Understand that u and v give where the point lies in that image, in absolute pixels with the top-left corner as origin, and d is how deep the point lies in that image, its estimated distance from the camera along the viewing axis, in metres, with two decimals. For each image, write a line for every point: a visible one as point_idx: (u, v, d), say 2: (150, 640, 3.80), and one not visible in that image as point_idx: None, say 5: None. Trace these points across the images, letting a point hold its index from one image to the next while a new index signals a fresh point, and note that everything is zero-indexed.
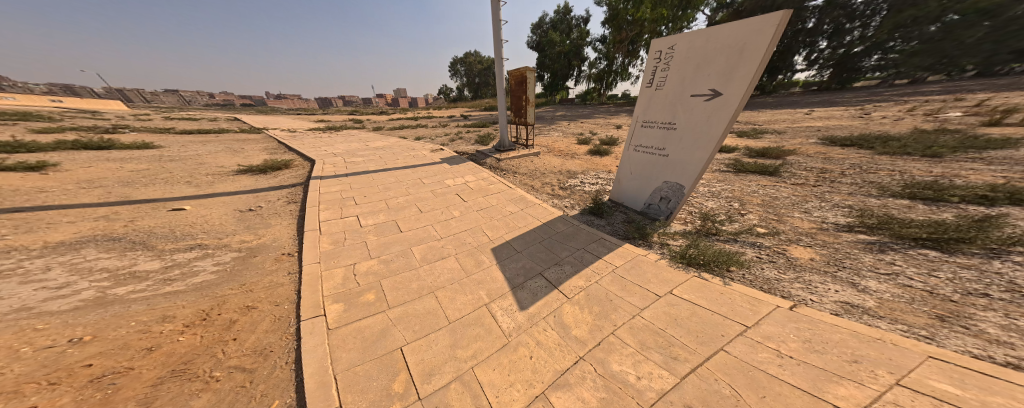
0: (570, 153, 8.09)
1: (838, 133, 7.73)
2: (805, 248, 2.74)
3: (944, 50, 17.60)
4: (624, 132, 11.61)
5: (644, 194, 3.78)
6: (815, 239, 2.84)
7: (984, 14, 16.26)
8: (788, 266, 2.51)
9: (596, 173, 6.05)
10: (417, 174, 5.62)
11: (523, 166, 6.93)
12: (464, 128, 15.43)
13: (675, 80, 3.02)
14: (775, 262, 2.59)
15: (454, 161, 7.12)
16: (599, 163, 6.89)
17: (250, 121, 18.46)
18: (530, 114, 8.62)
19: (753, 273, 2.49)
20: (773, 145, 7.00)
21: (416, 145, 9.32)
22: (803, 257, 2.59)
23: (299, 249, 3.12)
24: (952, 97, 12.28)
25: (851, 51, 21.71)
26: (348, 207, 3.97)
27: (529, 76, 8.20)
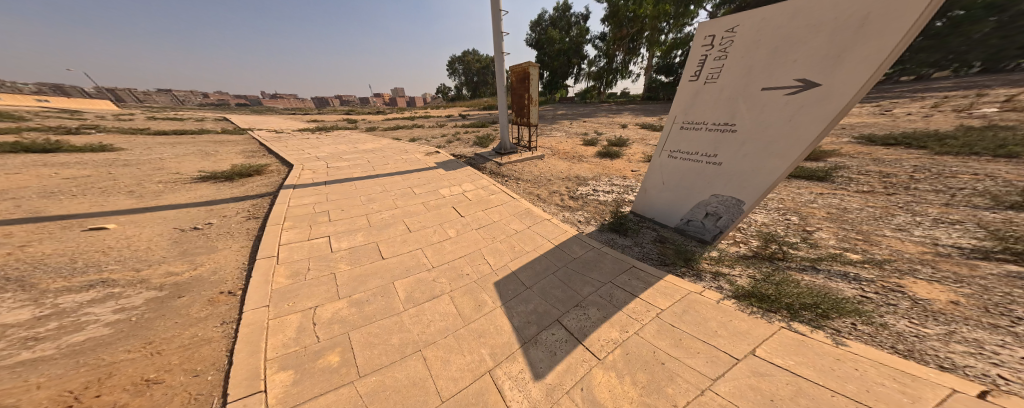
0: (577, 156, 7.41)
1: (869, 131, 7.08)
2: (930, 284, 2.08)
3: (950, 47, 17.19)
4: (631, 131, 10.95)
5: (682, 209, 3.13)
6: (940, 270, 2.17)
7: (993, 8, 15.84)
8: (922, 314, 1.84)
9: (610, 178, 5.35)
10: (407, 182, 4.91)
11: (527, 171, 6.23)
12: (460, 128, 14.68)
13: (736, 69, 2.36)
14: (898, 306, 1.93)
15: (450, 166, 6.41)
16: (610, 166, 6.19)
17: (238, 121, 17.72)
18: (534, 114, 7.92)
19: (872, 325, 1.83)
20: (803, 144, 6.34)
21: (408, 147, 8.56)
22: (938, 299, 1.92)
23: (245, 286, 2.32)
24: (971, 93, 11.71)
25: None
26: (318, 225, 3.26)
27: (533, 72, 7.50)
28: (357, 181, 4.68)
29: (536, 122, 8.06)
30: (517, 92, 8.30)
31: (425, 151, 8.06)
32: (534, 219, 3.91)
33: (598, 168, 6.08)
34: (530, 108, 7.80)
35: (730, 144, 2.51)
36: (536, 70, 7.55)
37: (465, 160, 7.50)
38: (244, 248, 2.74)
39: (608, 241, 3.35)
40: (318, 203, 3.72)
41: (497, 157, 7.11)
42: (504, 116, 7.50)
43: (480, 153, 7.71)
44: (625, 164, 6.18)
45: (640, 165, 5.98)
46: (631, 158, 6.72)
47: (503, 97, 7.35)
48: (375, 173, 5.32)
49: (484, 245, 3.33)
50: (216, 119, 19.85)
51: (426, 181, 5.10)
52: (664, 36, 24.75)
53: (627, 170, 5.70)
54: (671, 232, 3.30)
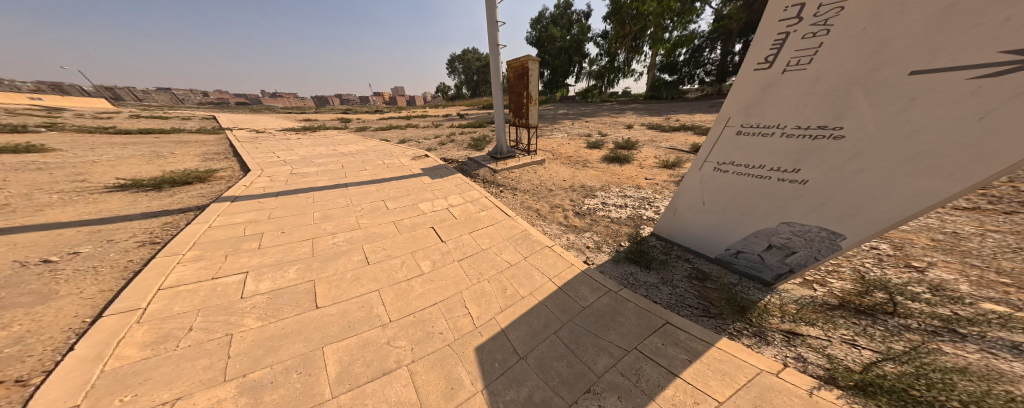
0: (580, 160, 6.62)
1: None
2: None
3: None
4: (638, 132, 10.13)
5: (730, 238, 2.39)
6: None
7: None
8: None
9: (621, 189, 4.54)
10: (379, 194, 4.12)
11: (523, 179, 5.44)
12: (455, 129, 13.92)
13: (845, 50, 1.57)
14: None
15: (437, 172, 5.64)
16: (618, 172, 5.39)
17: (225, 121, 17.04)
18: (533, 114, 7.14)
19: None
20: None
21: (394, 150, 7.80)
22: None
23: (60, 364, 1.47)
24: None
25: None
26: (240, 257, 2.45)
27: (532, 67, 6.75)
28: (317, 192, 3.90)
29: (536, 123, 7.28)
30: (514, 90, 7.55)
31: (412, 154, 7.28)
32: (530, 244, 3.12)
33: (604, 176, 5.28)
34: (530, 107, 7.03)
35: (821, 158, 1.77)
36: (536, 65, 6.80)
37: (456, 166, 6.73)
38: (104, 294, 1.92)
39: (627, 278, 2.57)
40: (254, 223, 2.93)
41: (491, 162, 6.33)
42: (500, 115, 6.70)
43: (472, 158, 6.95)
44: (636, 170, 5.37)
45: (654, 171, 5.18)
46: (642, 162, 5.90)
47: (499, 94, 6.56)
48: (344, 181, 4.54)
49: (462, 283, 2.54)
50: (206, 118, 19.20)
51: (402, 192, 4.31)
52: (668, 34, 23.96)
53: (639, 178, 4.91)
54: (712, 265, 2.56)
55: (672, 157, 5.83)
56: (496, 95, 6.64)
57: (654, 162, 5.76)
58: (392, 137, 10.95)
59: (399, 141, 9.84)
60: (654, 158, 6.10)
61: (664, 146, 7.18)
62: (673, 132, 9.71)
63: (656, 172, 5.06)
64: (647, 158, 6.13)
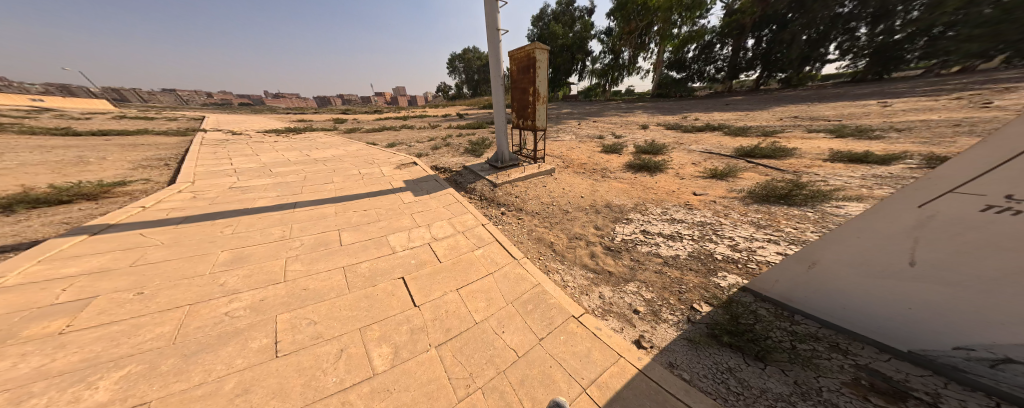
0: (598, 168, 5.50)
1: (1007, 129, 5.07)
2: None
3: None
4: (656, 133, 9.02)
5: (982, 338, 1.21)
6: None
7: None
8: None
9: (665, 210, 3.47)
10: (338, 220, 3.07)
11: (530, 195, 4.37)
12: (453, 131, 12.83)
13: None
14: None
15: (423, 186, 4.59)
16: (650, 186, 4.29)
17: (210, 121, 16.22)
18: (540, 114, 6.00)
19: None
20: (937, 147, 4.31)
21: (379, 155, 6.76)
22: None
23: None
24: None
25: (892, 39, 19.20)
26: (7, 357, 1.36)
27: (539, 57, 5.58)
28: (244, 217, 2.85)
29: (544, 125, 6.15)
30: (518, 86, 6.40)
31: (397, 160, 6.25)
32: (546, 312, 2.13)
33: (633, 191, 4.18)
34: (537, 106, 5.89)
35: None
36: (544, 55, 5.64)
37: (449, 176, 5.69)
38: None
39: (727, 382, 1.55)
40: (96, 276, 1.91)
41: (490, 173, 5.28)
42: (501, 115, 5.57)
43: (468, 165, 5.89)
44: (673, 183, 4.26)
45: (697, 185, 4.06)
46: (676, 171, 4.77)
47: (500, 90, 5.42)
48: (297, 199, 3.50)
49: (438, 393, 1.53)
50: (192, 118, 18.44)
51: (371, 218, 3.27)
52: (677, 30, 22.58)
53: (682, 195, 3.82)
54: (907, 366, 1.46)
55: (714, 165, 4.67)
56: (495, 92, 5.49)
57: (692, 172, 4.63)
58: (382, 140, 9.91)
59: (388, 144, 8.83)
60: (691, 165, 4.96)
61: (697, 150, 5.99)
62: (698, 132, 8.49)
63: (700, 187, 3.95)
64: (681, 166, 4.98)
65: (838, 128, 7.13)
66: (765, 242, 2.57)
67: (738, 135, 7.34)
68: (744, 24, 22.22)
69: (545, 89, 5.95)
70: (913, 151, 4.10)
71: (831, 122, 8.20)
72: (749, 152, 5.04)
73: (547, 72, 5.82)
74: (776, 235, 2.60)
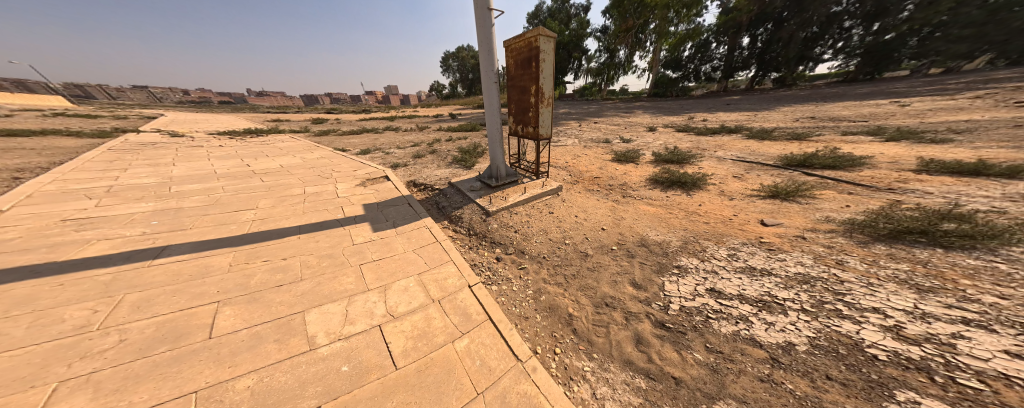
0: (614, 184, 4.44)
1: None
2: None
3: (987, 35, 15.40)
4: (668, 136, 8.10)
5: None
6: None
7: None
8: None
9: (736, 256, 2.44)
10: (234, 298, 1.95)
11: (534, 232, 3.29)
12: (440, 134, 11.54)
13: None
14: None
15: (389, 214, 3.43)
16: (693, 212, 3.23)
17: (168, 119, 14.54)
18: (544, 119, 4.85)
19: None
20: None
21: (341, 164, 5.48)
22: None
23: None
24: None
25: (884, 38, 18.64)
26: None
27: (543, 47, 4.44)
28: (25, 304, 1.64)
29: (547, 133, 5.02)
30: (516, 84, 5.26)
31: (362, 172, 5.01)
32: None
33: (673, 222, 3.11)
34: (540, 109, 4.74)
35: None
36: (549, 44, 4.50)
37: (429, 196, 4.54)
38: None
39: None
40: None
41: (480, 195, 4.17)
42: (495, 122, 4.38)
43: (453, 181, 4.74)
44: (725, 208, 3.21)
45: (756, 209, 3.04)
46: (716, 189, 3.75)
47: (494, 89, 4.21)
48: (165, 250, 2.28)
49: None
50: (150, 117, 16.62)
51: (293, 285, 2.15)
52: (675, 27, 21.71)
53: (747, 226, 2.77)
54: None
55: (766, 180, 3.67)
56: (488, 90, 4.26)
57: (740, 190, 3.60)
58: (356, 145, 8.58)
59: (363, 150, 7.59)
60: (733, 179, 3.93)
61: (730, 159, 4.99)
62: (716, 137, 7.55)
63: (763, 213, 2.92)
64: (722, 181, 3.94)
65: (874, 130, 6.35)
66: (961, 325, 1.45)
67: (765, 140, 6.43)
68: (740, 22, 21.62)
69: (550, 88, 4.84)
70: (1017, 160, 3.24)
71: (856, 124, 7.49)
72: (802, 163, 4.06)
73: (551, 66, 4.70)
74: (974, 311, 1.49)
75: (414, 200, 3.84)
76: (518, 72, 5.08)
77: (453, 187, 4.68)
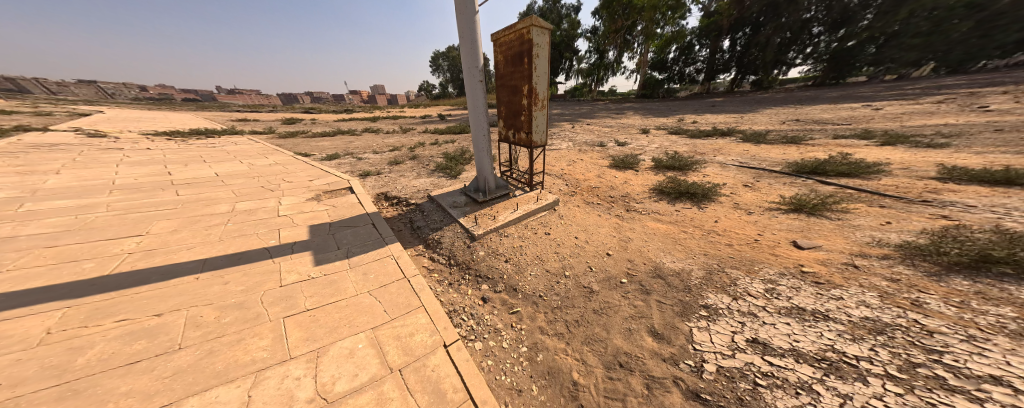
0: (615, 197, 4.05)
1: None
2: None
3: (934, 45, 16.73)
4: (662, 139, 7.88)
5: None
6: None
7: (973, 7, 15.46)
8: None
9: (778, 291, 1.97)
10: (31, 397, 1.21)
11: (529, 263, 2.84)
12: (425, 136, 10.76)
13: None
14: None
15: (348, 243, 2.81)
16: (708, 233, 2.85)
17: (118, 117, 13.09)
18: (538, 124, 4.28)
19: None
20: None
21: (297, 172, 4.68)
22: None
23: None
24: (1013, 92, 10.24)
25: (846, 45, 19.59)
26: None
27: (537, 40, 3.84)
28: None
29: (541, 140, 4.46)
30: (506, 83, 4.67)
31: (322, 183, 4.26)
32: None
33: (691, 247, 2.70)
34: (533, 112, 4.17)
35: None
36: (543, 37, 3.90)
37: (402, 212, 3.89)
38: None
39: None
40: None
41: (465, 214, 3.64)
42: (481, 126, 3.76)
43: (433, 194, 4.13)
44: (746, 227, 2.80)
45: (781, 227, 2.64)
46: (728, 201, 3.40)
47: (480, 88, 3.60)
48: None
49: None
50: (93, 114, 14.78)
51: (158, 360, 1.45)
52: (660, 29, 21.92)
53: (780, 249, 2.34)
54: None
55: (783, 191, 3.32)
56: (472, 89, 3.64)
57: (756, 202, 3.24)
58: (326, 148, 7.68)
59: (335, 154, 6.81)
60: (745, 189, 3.60)
61: (734, 167, 4.70)
62: (711, 141, 7.38)
63: (791, 232, 2.52)
64: (733, 192, 3.58)
65: (864, 133, 6.34)
66: None
67: (761, 144, 6.29)
68: (722, 26, 22.14)
69: (544, 88, 4.26)
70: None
71: (841, 128, 7.56)
72: (814, 170, 3.77)
73: (546, 63, 4.11)
74: None
75: (381, 222, 3.24)
76: (508, 71, 4.50)
77: (433, 201, 4.08)
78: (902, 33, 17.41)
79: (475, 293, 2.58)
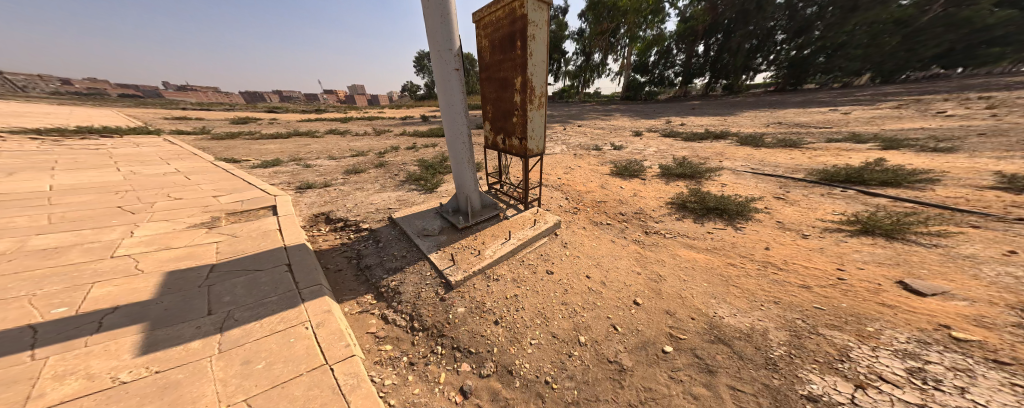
0: (627, 223, 3.44)
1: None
2: None
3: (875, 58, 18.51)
4: (657, 144, 7.53)
5: None
6: None
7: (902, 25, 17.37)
8: None
9: (932, 379, 1.25)
10: None
11: (531, 328, 2.04)
12: (399, 138, 9.57)
13: None
14: None
15: (234, 304, 1.75)
16: (763, 267, 2.32)
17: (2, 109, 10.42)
18: (533, 127, 3.45)
19: None
20: None
21: (201, 185, 3.36)
22: None
23: None
24: (952, 99, 11.32)
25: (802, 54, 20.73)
26: None
27: (532, 17, 2.96)
28: None
29: (537, 148, 3.62)
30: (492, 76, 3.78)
31: (231, 200, 3.04)
32: None
33: (750, 283, 2.20)
34: (527, 112, 3.31)
35: None
36: (539, 13, 3.04)
37: (345, 241, 2.86)
38: None
39: None
40: None
41: (437, 247, 2.76)
42: (459, 129, 2.83)
43: (394, 217, 3.15)
44: (815, 254, 2.30)
45: (862, 258, 2.12)
46: (769, 218, 2.93)
47: (456, 79, 2.66)
48: None
49: None
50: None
51: None
52: (640, 33, 22.18)
53: (889, 298, 1.75)
54: None
55: (840, 207, 2.81)
56: (444, 79, 2.68)
57: (803, 219, 2.77)
58: (271, 152, 6.22)
59: (282, 159, 5.56)
60: (781, 203, 3.13)
61: (752, 177, 4.19)
62: (711, 146, 7.03)
63: (886, 266, 2.00)
64: (776, 209, 3.03)
65: (852, 137, 6.36)
66: None
67: (760, 149, 6.05)
68: (697, 31, 22.79)
69: (541, 82, 3.38)
70: None
71: (826, 131, 7.65)
72: (858, 179, 3.30)
73: (545, 48, 3.22)
74: None
75: (304, 263, 2.22)
76: (495, 60, 3.63)
77: (396, 227, 3.09)
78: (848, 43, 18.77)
79: (450, 382, 1.67)
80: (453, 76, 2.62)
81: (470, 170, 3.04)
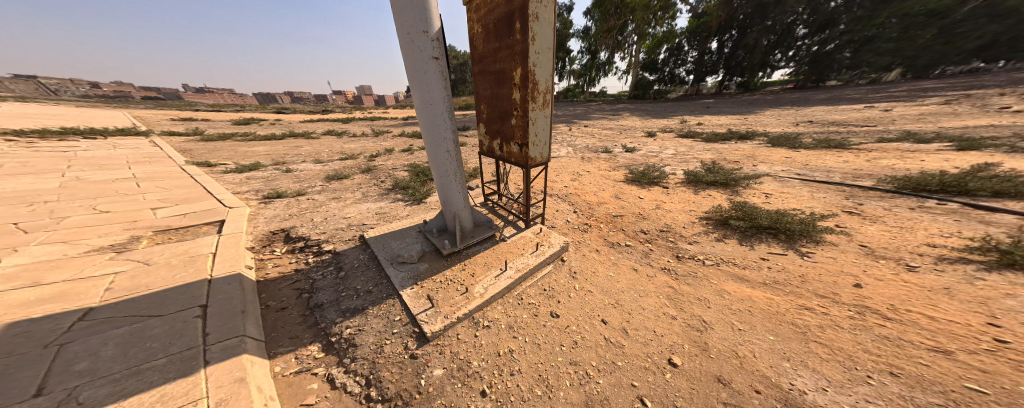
0: (654, 246, 2.87)
1: None
2: None
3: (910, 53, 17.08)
4: (675, 146, 6.84)
5: None
6: None
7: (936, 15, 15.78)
8: None
9: None
10: None
11: (528, 405, 1.45)
12: (398, 139, 9.15)
13: None
14: None
15: (91, 374, 1.20)
16: (860, 316, 1.76)
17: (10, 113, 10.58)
18: (536, 131, 2.86)
19: None
20: None
21: (146, 194, 2.87)
22: None
23: None
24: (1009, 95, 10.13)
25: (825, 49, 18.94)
26: None
27: None
28: None
29: (541, 155, 3.03)
30: (488, 69, 3.16)
31: (170, 213, 2.54)
32: None
33: (846, 341, 1.65)
34: (530, 114, 2.72)
35: None
36: None
37: (307, 268, 2.40)
38: None
39: None
40: None
41: (414, 280, 2.28)
42: (442, 134, 2.25)
43: (368, 237, 2.67)
44: (941, 299, 1.72)
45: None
46: (849, 241, 2.35)
47: (435, 71, 2.03)
48: None
49: None
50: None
51: None
52: (650, 30, 21.23)
53: None
54: None
55: (951, 227, 2.23)
56: (418, 73, 2.03)
57: (900, 243, 2.21)
58: (256, 154, 5.77)
59: (265, 162, 5.16)
60: (859, 220, 2.55)
61: (802, 185, 3.48)
62: (737, 148, 6.29)
63: None
64: (866, 230, 2.41)
65: (907, 136, 5.54)
66: None
67: (798, 151, 5.31)
68: (710, 27, 21.53)
69: (546, 76, 2.77)
70: None
71: (869, 130, 6.80)
72: (961, 190, 2.64)
73: (551, 33, 2.59)
74: None
75: (227, 305, 1.69)
76: (490, 50, 3.02)
77: (367, 250, 2.59)
78: (880, 35, 17.09)
79: None
80: (431, 67, 2.00)
81: (458, 184, 2.49)
